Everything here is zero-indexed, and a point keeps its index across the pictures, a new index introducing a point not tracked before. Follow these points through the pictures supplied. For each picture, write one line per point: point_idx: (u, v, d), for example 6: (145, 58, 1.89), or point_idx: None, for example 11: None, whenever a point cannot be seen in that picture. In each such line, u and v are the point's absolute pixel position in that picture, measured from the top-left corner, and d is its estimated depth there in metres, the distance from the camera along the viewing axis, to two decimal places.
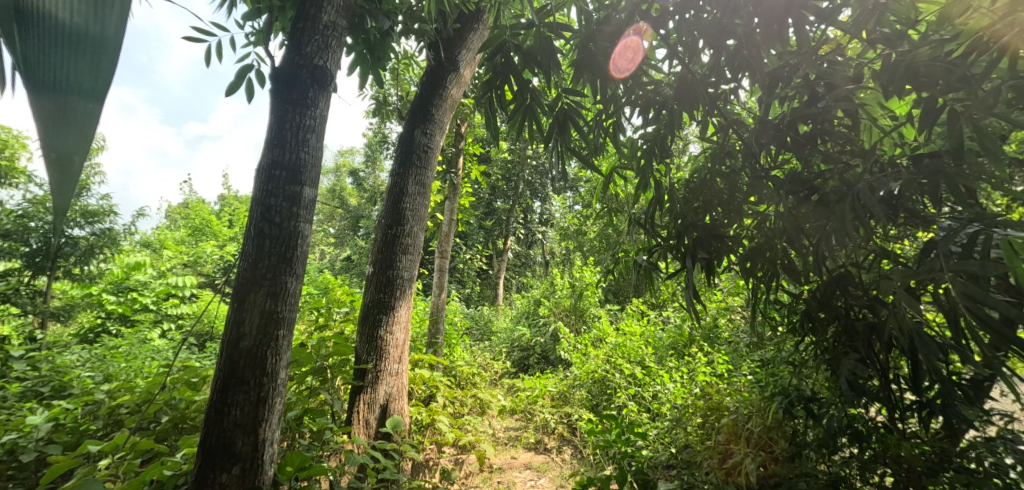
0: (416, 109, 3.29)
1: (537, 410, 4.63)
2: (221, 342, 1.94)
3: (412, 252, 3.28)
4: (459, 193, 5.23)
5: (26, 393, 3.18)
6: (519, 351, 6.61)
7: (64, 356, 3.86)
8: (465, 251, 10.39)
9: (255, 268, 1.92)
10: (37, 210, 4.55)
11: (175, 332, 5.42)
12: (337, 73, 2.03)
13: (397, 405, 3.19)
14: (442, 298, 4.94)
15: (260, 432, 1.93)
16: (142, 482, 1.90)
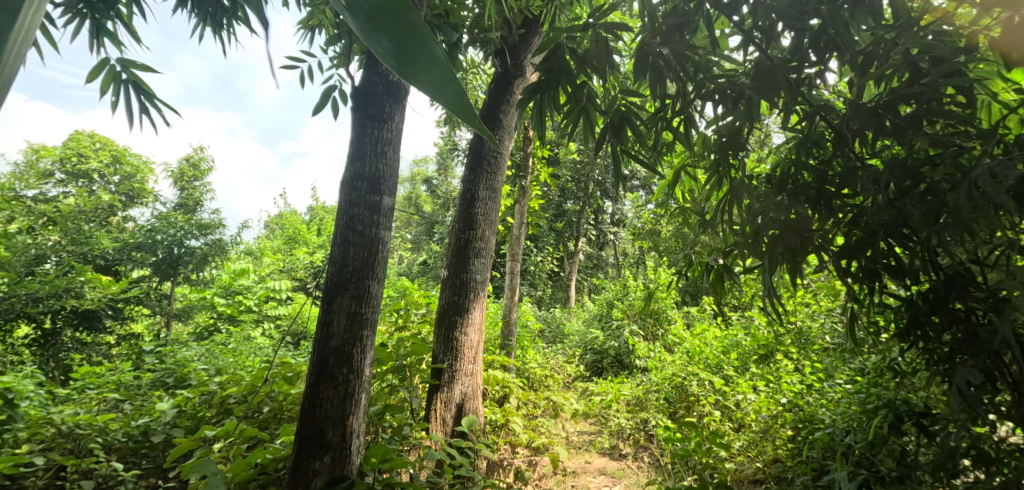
0: (485, 116, 3.38)
1: (612, 415, 4.59)
2: (313, 341, 2.10)
3: (484, 256, 3.36)
4: (529, 196, 5.29)
5: (155, 382, 3.63)
6: (592, 353, 6.58)
7: (182, 351, 4.30)
8: (537, 254, 10.45)
9: (342, 272, 2.07)
10: (162, 225, 5.84)
11: (272, 331, 5.84)
12: (411, 88, 2.15)
13: (472, 404, 3.29)
14: (515, 300, 5.02)
15: (348, 424, 2.06)
16: (249, 464, 2.09)
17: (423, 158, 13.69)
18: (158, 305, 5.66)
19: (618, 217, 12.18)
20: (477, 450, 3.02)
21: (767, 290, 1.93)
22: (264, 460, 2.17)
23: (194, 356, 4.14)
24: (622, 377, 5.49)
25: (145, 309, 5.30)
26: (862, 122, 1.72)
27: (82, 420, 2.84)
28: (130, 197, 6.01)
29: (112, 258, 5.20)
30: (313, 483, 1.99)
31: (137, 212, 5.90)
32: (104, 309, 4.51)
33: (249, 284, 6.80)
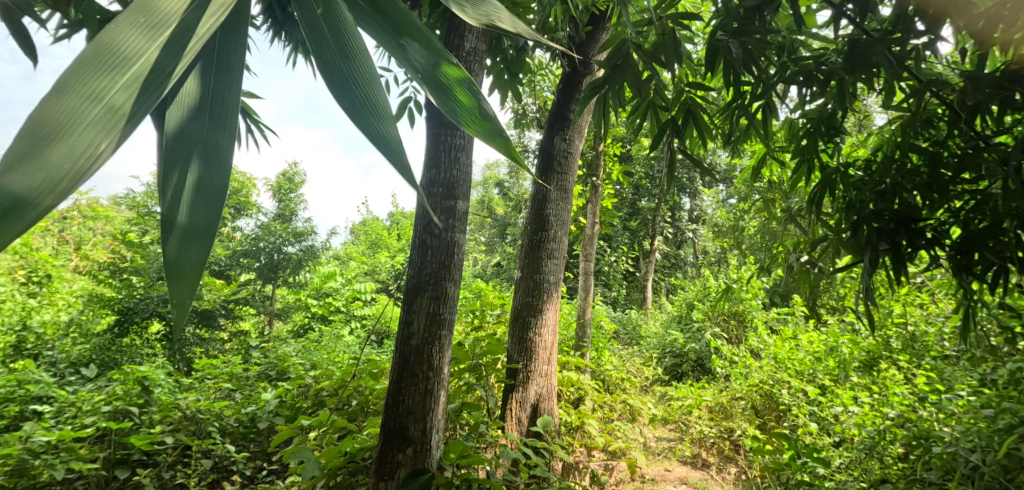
0: (554, 118, 3.41)
1: (693, 423, 4.40)
2: (395, 339, 2.22)
3: (557, 256, 3.39)
4: (600, 196, 5.26)
5: (260, 375, 3.97)
6: (671, 357, 6.44)
7: (282, 347, 4.65)
8: (612, 253, 10.31)
9: (421, 274, 2.17)
10: (264, 234, 6.28)
11: (360, 330, 6.16)
12: None
13: (547, 405, 3.31)
14: (589, 300, 5.02)
15: (428, 420, 2.15)
16: (339, 452, 2.25)
17: (495, 162, 13.85)
18: (262, 304, 6.16)
19: (697, 214, 11.75)
20: (552, 450, 3.04)
21: (864, 290, 1.83)
22: (352, 450, 2.32)
23: (292, 352, 4.46)
24: (703, 382, 5.34)
25: (252, 309, 5.80)
26: (983, 97, 1.64)
27: (203, 406, 3.20)
28: (236, 210, 6.06)
29: (224, 264, 5.74)
30: (397, 474, 2.09)
31: (245, 222, 6.23)
32: (218, 308, 5.00)
33: (338, 286, 7.19)
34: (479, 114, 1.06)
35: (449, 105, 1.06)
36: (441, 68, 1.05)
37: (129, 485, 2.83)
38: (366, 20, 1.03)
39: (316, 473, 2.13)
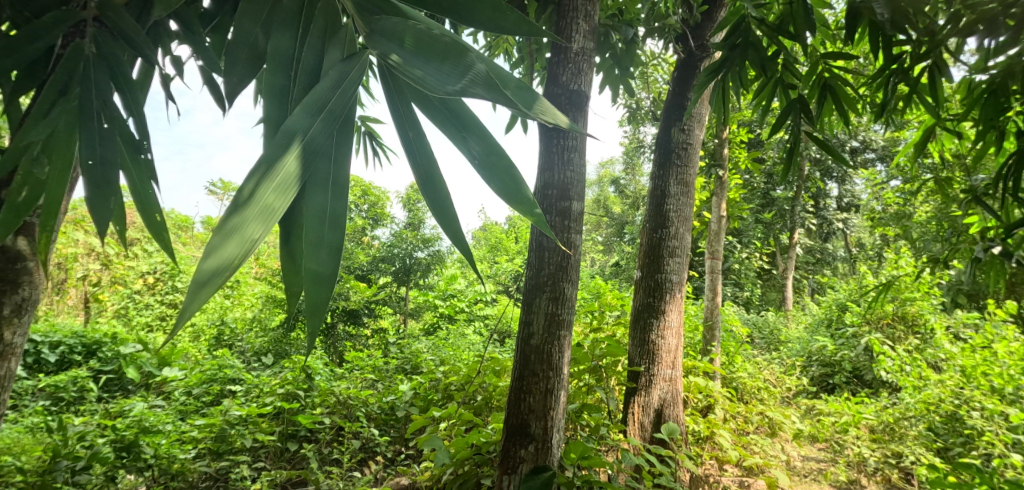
0: (671, 109, 3.33)
1: (849, 444, 3.91)
2: (516, 339, 2.30)
3: (679, 255, 3.29)
4: (727, 188, 4.96)
5: (397, 368, 4.30)
6: (818, 365, 5.94)
7: (416, 343, 4.96)
8: (745, 250, 9.66)
9: (538, 276, 2.23)
10: (397, 240, 6.44)
11: (484, 330, 6.41)
12: (592, 94, 2.26)
13: (672, 411, 3.21)
14: (717, 302, 4.75)
15: (549, 418, 2.21)
16: (465, 443, 2.44)
17: (609, 159, 13.61)
18: (398, 304, 6.52)
19: (848, 201, 10.54)
20: (678, 459, 2.95)
21: None
22: (478, 443, 2.46)
23: (424, 348, 4.79)
24: (860, 395, 4.80)
25: (389, 309, 6.26)
26: None
27: (352, 393, 3.59)
28: (374, 221, 6.61)
29: (366, 268, 6.24)
30: (520, 469, 2.18)
31: (382, 231, 6.62)
32: (362, 308, 5.56)
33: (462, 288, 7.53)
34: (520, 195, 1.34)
35: (503, 188, 1.34)
36: (496, 159, 1.33)
37: (297, 457, 3.27)
38: (437, 115, 1.33)
39: (446, 460, 2.30)
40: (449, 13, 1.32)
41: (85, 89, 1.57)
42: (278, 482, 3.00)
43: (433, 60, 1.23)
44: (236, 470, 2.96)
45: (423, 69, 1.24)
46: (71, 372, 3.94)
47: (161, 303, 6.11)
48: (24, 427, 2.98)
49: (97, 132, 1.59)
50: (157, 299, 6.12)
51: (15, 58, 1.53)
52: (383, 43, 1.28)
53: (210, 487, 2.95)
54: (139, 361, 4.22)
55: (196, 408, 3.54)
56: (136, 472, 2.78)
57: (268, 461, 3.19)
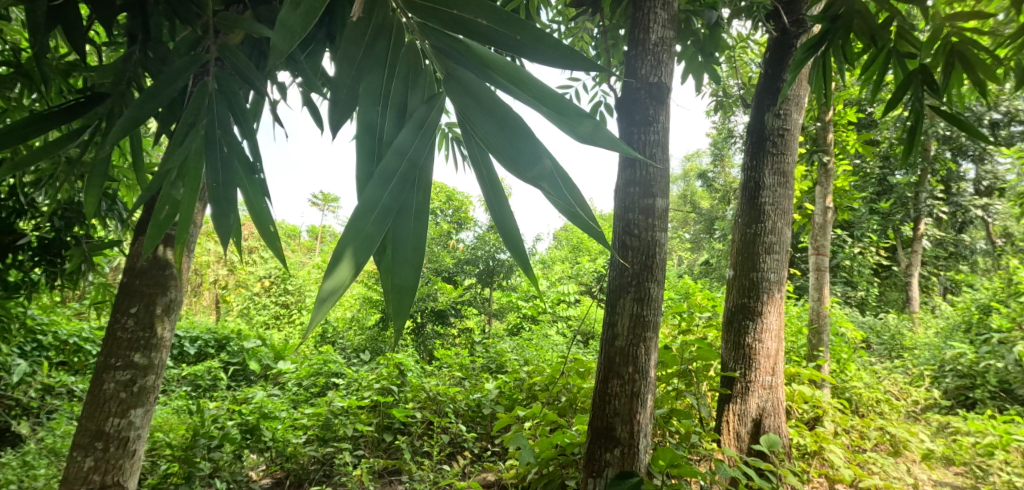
0: (764, 92, 3.15)
1: (993, 469, 3.43)
2: (600, 340, 2.26)
3: (777, 251, 3.09)
4: (832, 176, 4.58)
5: (483, 367, 4.38)
6: (953, 376, 5.33)
7: (501, 343, 5.01)
8: (856, 243, 8.84)
9: (622, 276, 2.18)
10: (481, 243, 6.55)
11: (566, 331, 6.38)
12: (672, 85, 2.18)
13: (774, 422, 3.01)
14: (824, 302, 4.45)
15: (635, 422, 2.15)
16: (549, 444, 2.42)
17: (695, 152, 13.00)
18: (483, 305, 6.62)
19: (989, 184, 9.28)
20: (779, 473, 2.77)
21: None
22: (562, 444, 2.45)
23: (508, 348, 4.83)
24: (1006, 413, 4.22)
25: (474, 309, 6.39)
26: None
27: (441, 390, 3.68)
28: (459, 224, 6.75)
29: (452, 270, 6.45)
30: (606, 473, 2.14)
31: (466, 234, 6.74)
32: (450, 307, 5.80)
33: (542, 289, 7.58)
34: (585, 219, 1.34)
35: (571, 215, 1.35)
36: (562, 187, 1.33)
37: (392, 448, 3.40)
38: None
39: (531, 459, 2.30)
40: (512, 51, 1.30)
41: (210, 121, 1.69)
42: (375, 470, 3.17)
43: (507, 119, 1.28)
44: (340, 456, 3.16)
45: (498, 127, 1.29)
46: (207, 363, 4.39)
47: (275, 303, 6.65)
48: (171, 408, 3.48)
49: (220, 155, 1.71)
50: (272, 299, 6.65)
51: (156, 101, 1.63)
52: (460, 91, 1.31)
53: (318, 471, 3.17)
54: (258, 355, 4.68)
55: (307, 397, 3.88)
56: (258, 452, 3.12)
57: (367, 450, 3.35)
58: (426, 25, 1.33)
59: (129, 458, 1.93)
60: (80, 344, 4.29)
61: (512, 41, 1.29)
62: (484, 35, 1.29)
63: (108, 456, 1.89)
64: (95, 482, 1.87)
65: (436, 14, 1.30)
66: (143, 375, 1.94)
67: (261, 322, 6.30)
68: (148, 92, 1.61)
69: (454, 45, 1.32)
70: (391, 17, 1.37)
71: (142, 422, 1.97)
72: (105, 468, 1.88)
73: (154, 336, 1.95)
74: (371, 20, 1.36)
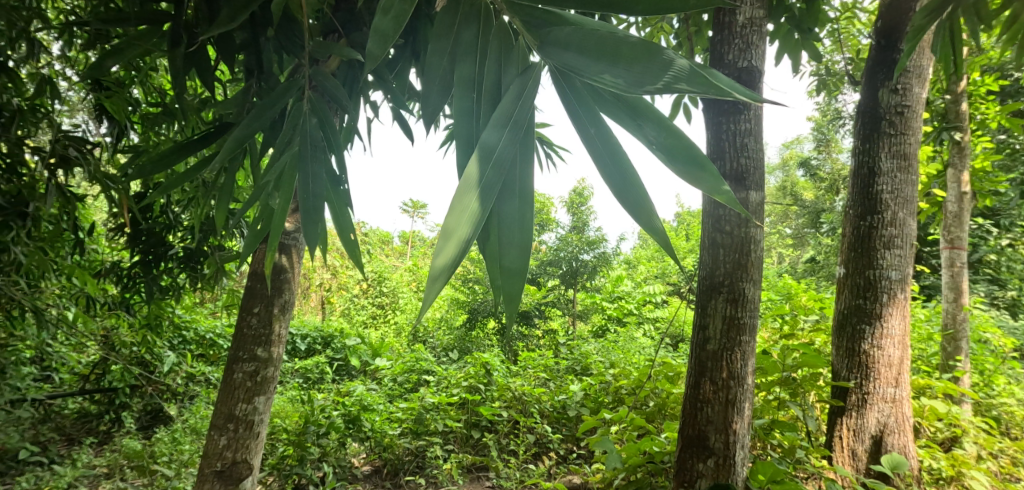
0: (876, 68, 2.91)
1: None
2: (691, 344, 2.18)
3: (900, 246, 2.80)
4: (969, 155, 4.08)
5: (568, 368, 4.36)
6: None
7: (586, 346, 4.96)
8: (1004, 234, 7.71)
9: (713, 276, 2.09)
10: (564, 244, 6.53)
11: (654, 334, 6.18)
12: (765, 69, 2.05)
13: (896, 440, 2.73)
14: (962, 304, 4.00)
15: (731, 432, 2.04)
16: (638, 451, 2.36)
17: (796, 139, 12.11)
18: (568, 306, 6.58)
19: None
20: None
21: None
22: (652, 452, 2.38)
23: (594, 350, 4.76)
24: None
25: (559, 310, 6.36)
26: None
27: (526, 390, 3.71)
28: (540, 226, 6.78)
29: (535, 272, 6.48)
30: (698, 484, 2.05)
31: (549, 236, 6.74)
32: (534, 309, 5.88)
33: (629, 290, 7.40)
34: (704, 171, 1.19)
35: (690, 171, 1.21)
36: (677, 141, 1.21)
37: (480, 444, 3.45)
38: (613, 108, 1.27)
39: (619, 465, 2.25)
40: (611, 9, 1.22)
41: (303, 137, 1.77)
42: (464, 465, 3.26)
43: (613, 57, 1.20)
44: (431, 450, 3.28)
45: (607, 69, 1.20)
46: (315, 358, 4.72)
47: (372, 304, 7.03)
48: (286, 397, 3.78)
49: (311, 171, 1.77)
50: (370, 300, 7.01)
51: (259, 122, 1.75)
52: (558, 53, 1.26)
53: (412, 462, 3.26)
54: (358, 353, 4.97)
55: (401, 393, 4.04)
56: (359, 441, 3.30)
57: (456, 445, 3.44)
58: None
59: (255, 439, 2.10)
60: (215, 339, 4.74)
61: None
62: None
63: (238, 436, 2.06)
64: (227, 459, 2.05)
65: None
66: (265, 366, 2.10)
67: (360, 321, 6.65)
68: (252, 115, 1.73)
69: (544, 16, 1.30)
70: (479, 4, 1.39)
71: (264, 407, 2.13)
72: (235, 447, 2.06)
73: (271, 333, 2.11)
74: (457, 11, 1.39)
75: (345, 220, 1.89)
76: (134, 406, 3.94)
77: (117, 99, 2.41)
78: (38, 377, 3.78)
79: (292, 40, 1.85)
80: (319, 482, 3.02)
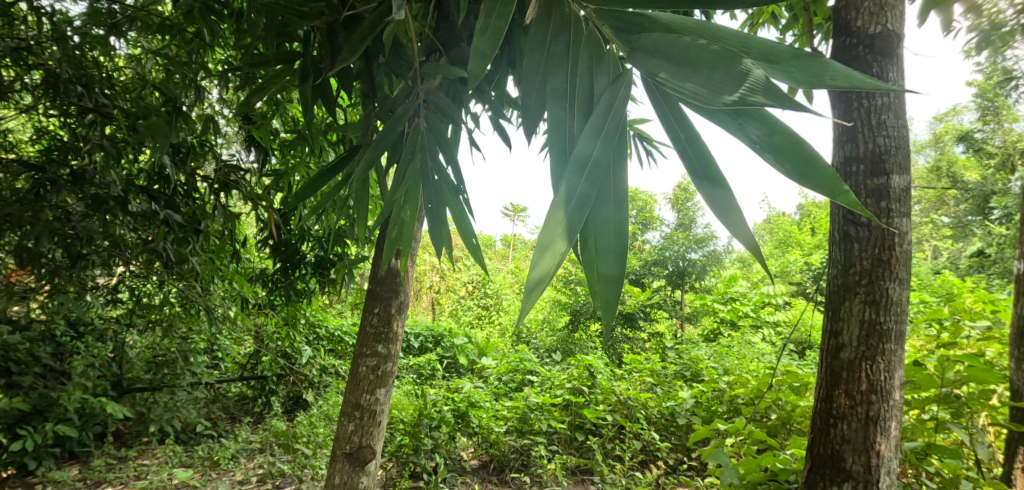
0: None
1: None
2: (821, 351, 2.00)
3: None
4: None
5: (677, 374, 4.20)
6: None
7: (697, 350, 4.74)
8: None
9: (846, 275, 1.90)
10: (669, 243, 6.30)
11: (775, 339, 5.72)
12: (902, 32, 1.84)
13: None
14: None
15: (874, 454, 1.84)
16: (758, 467, 2.21)
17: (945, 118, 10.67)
18: (675, 308, 6.33)
19: None
20: None
21: None
22: (774, 468, 2.22)
23: (705, 355, 4.54)
24: None
25: (665, 312, 6.15)
26: None
27: (632, 395, 3.60)
28: (644, 225, 6.58)
29: (639, 273, 6.35)
30: None
31: (653, 235, 6.55)
32: (638, 311, 5.81)
33: (744, 291, 6.94)
34: (816, 170, 1.12)
35: (800, 170, 1.13)
36: (784, 139, 1.14)
37: (584, 447, 3.43)
38: (708, 112, 1.21)
39: (735, 480, 2.13)
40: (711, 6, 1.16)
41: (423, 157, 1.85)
42: (569, 466, 3.25)
43: (692, 64, 1.17)
44: (536, 449, 3.29)
45: (693, 77, 1.17)
46: (427, 355, 4.94)
47: (478, 305, 7.24)
48: (403, 391, 4.00)
49: (433, 184, 1.90)
50: (475, 301, 7.24)
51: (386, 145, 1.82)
52: (646, 61, 1.23)
53: (517, 460, 3.31)
54: (466, 352, 5.17)
55: (506, 391, 4.12)
56: (468, 435, 3.40)
57: (560, 446, 3.44)
58: (603, 10, 1.27)
59: (377, 428, 2.24)
60: (342, 335, 5.09)
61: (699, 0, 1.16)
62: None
63: (363, 424, 2.20)
64: (355, 443, 2.20)
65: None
66: (385, 361, 2.23)
67: (467, 322, 6.89)
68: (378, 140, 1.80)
69: (633, 21, 1.26)
70: (569, 14, 1.36)
71: (385, 399, 2.26)
72: (361, 433, 2.20)
73: (389, 331, 2.23)
74: (548, 23, 1.37)
75: (467, 227, 1.94)
76: (280, 392, 4.37)
77: (263, 129, 2.73)
78: (209, 365, 4.33)
79: (401, 65, 1.91)
80: (431, 471, 3.17)
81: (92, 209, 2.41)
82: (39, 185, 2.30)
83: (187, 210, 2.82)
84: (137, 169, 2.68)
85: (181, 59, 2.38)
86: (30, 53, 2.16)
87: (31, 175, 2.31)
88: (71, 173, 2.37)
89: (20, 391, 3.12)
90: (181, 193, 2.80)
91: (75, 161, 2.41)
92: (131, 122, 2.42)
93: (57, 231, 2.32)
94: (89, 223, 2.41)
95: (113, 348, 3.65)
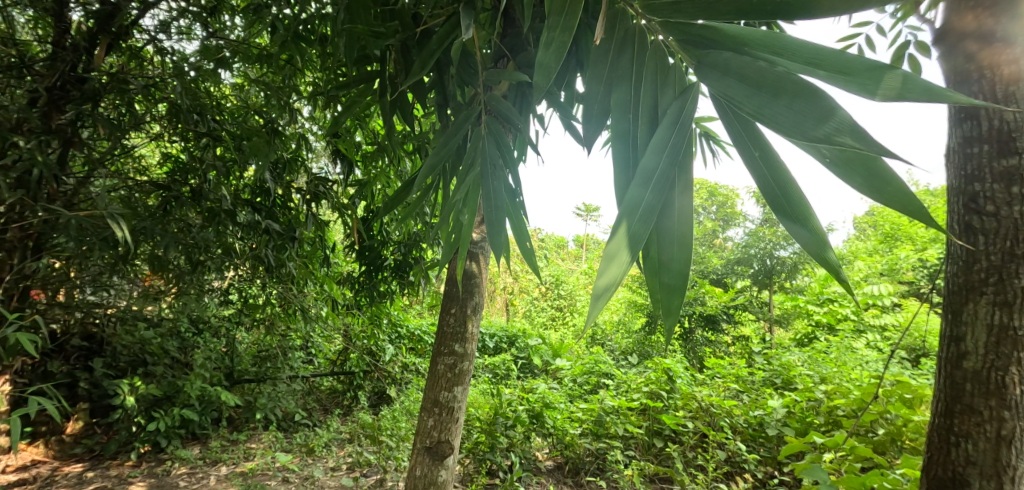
0: None
1: None
2: (940, 361, 1.82)
3: None
4: None
5: (766, 381, 3.98)
6: None
7: (788, 356, 4.47)
8: None
9: (969, 274, 1.73)
10: (754, 240, 5.99)
11: (881, 343, 5.25)
12: None
13: None
14: None
15: (1006, 478, 1.64)
16: (862, 485, 2.05)
17: None
18: (761, 310, 6.02)
19: None
20: None
21: None
22: (880, 487, 2.05)
23: (797, 361, 4.27)
24: None
25: (751, 315, 5.88)
26: None
27: (715, 401, 3.45)
28: (726, 221, 6.52)
29: (721, 272, 6.23)
30: None
31: (735, 231, 6.42)
32: (721, 313, 5.57)
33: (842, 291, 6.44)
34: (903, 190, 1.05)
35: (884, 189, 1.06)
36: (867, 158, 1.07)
37: (663, 454, 3.32)
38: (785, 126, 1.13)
39: None
40: (777, 16, 1.08)
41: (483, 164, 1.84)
42: (648, 473, 3.17)
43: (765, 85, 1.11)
44: (612, 453, 3.23)
45: (778, 107, 1.10)
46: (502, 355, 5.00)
47: (551, 306, 7.23)
48: (479, 390, 4.05)
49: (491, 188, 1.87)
50: (549, 303, 7.23)
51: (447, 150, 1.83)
52: (714, 78, 1.17)
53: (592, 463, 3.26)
54: (540, 353, 5.18)
55: (581, 393, 4.06)
56: (543, 436, 3.41)
57: (637, 452, 3.36)
58: (670, 22, 1.21)
59: (455, 424, 2.27)
60: (422, 335, 5.27)
61: (770, 6, 1.08)
62: (726, 4, 1.12)
63: (442, 419, 2.25)
64: (434, 438, 2.26)
65: (680, 7, 1.18)
66: (462, 360, 2.26)
67: (541, 322, 6.90)
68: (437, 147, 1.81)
69: (703, 34, 1.18)
70: (633, 27, 1.32)
71: (462, 396, 2.29)
72: (441, 428, 2.25)
73: (465, 331, 2.26)
74: (611, 38, 1.34)
75: (522, 232, 1.91)
76: (366, 386, 4.55)
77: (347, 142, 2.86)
78: (304, 360, 4.62)
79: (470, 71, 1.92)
80: (508, 469, 3.17)
81: (208, 221, 2.66)
82: (168, 202, 2.57)
83: (284, 220, 3.05)
84: (243, 184, 2.94)
85: (275, 84, 2.58)
86: (156, 88, 2.41)
87: (160, 193, 2.59)
88: (192, 191, 2.64)
89: (154, 379, 3.54)
90: (281, 204, 3.07)
91: (194, 180, 2.70)
92: (236, 143, 2.64)
93: (181, 240, 2.54)
94: (206, 232, 2.63)
95: (225, 343, 4.00)
